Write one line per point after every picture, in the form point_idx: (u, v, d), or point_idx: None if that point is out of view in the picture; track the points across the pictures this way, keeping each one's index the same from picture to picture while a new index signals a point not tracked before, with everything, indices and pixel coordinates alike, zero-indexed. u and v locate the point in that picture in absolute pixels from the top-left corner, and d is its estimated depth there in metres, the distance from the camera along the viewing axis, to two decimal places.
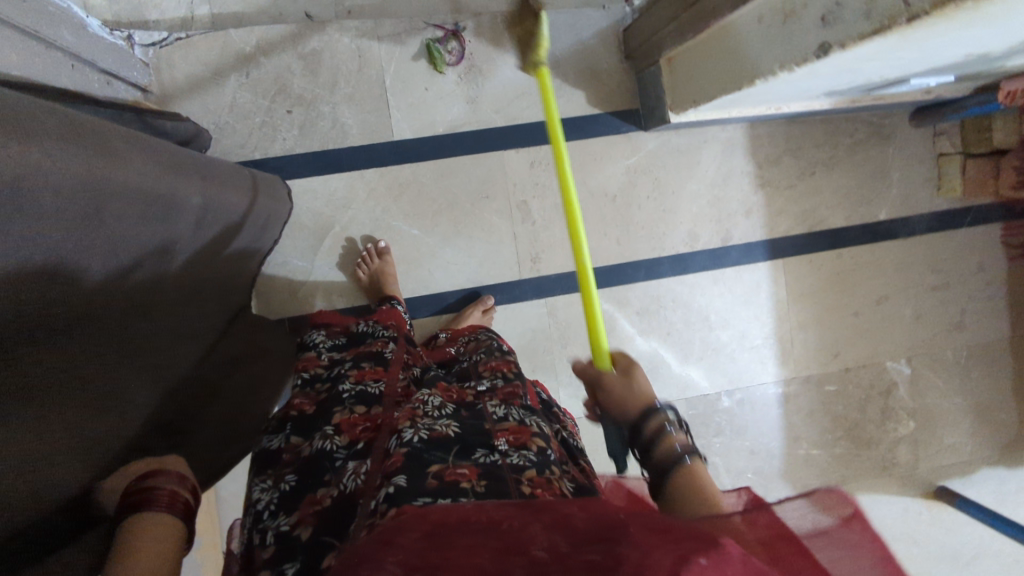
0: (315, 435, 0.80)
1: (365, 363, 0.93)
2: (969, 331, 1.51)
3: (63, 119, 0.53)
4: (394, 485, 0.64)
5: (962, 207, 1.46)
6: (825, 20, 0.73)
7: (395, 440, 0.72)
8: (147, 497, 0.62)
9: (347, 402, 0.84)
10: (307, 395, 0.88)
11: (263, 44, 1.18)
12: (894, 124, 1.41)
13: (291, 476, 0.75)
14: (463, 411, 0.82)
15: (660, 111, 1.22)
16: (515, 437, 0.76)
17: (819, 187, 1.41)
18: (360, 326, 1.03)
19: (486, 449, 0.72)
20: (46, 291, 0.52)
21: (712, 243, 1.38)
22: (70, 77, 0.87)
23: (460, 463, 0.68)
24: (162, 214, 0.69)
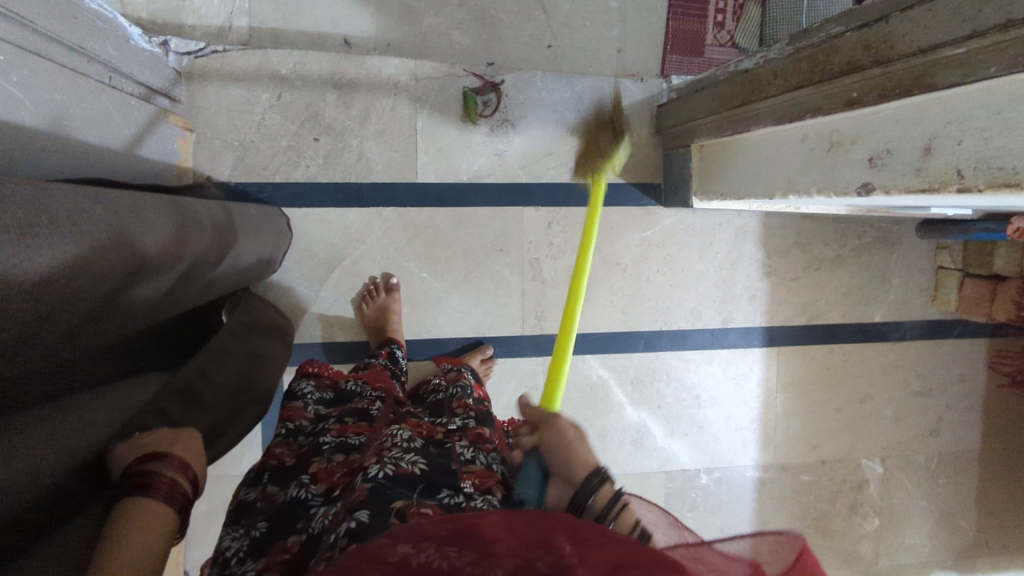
0: (292, 483, 0.74)
1: (350, 418, 0.87)
2: (943, 439, 1.52)
3: (103, 204, 0.59)
4: (356, 520, 0.60)
5: (954, 318, 1.50)
6: (871, 162, 0.75)
7: (360, 476, 0.68)
8: (143, 482, 0.61)
9: (329, 452, 0.78)
10: (290, 446, 0.82)
11: (300, 69, 1.17)
12: (901, 232, 1.45)
13: (263, 522, 0.70)
14: (432, 448, 0.76)
15: (683, 193, 1.23)
16: (481, 480, 0.71)
17: (822, 282, 1.44)
18: (348, 384, 0.98)
19: (451, 489, 0.68)
20: (59, 350, 0.58)
21: (711, 323, 1.40)
22: (106, 96, 0.87)
23: (423, 501, 0.64)
24: (187, 274, 0.74)
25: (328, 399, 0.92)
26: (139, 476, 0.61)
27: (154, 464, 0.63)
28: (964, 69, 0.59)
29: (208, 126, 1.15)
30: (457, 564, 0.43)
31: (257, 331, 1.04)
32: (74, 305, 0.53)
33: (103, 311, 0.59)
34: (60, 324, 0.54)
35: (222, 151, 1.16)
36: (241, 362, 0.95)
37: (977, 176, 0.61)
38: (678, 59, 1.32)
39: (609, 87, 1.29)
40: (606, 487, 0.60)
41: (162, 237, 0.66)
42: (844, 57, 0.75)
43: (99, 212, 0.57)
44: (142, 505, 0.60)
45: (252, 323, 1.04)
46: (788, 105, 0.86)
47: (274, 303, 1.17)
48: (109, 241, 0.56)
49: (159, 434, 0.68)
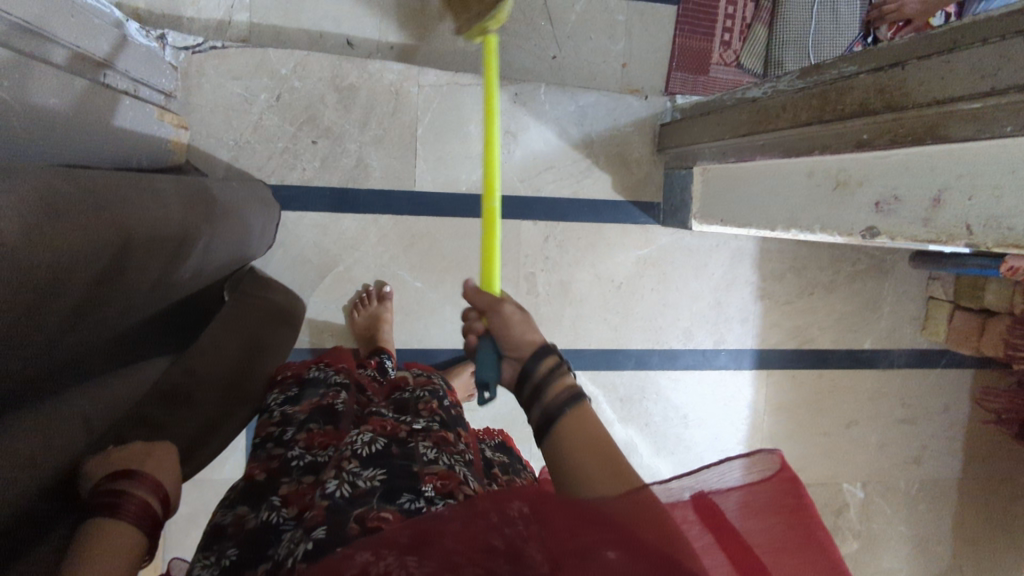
0: (261, 507, 0.66)
1: (315, 421, 0.79)
2: (925, 466, 1.53)
3: (83, 183, 0.56)
4: (312, 543, 0.53)
5: (942, 348, 1.51)
6: (878, 206, 0.74)
7: (318, 494, 0.61)
8: (112, 503, 0.58)
9: (297, 470, 0.70)
10: (259, 459, 0.75)
11: (300, 70, 1.14)
12: (895, 261, 1.45)
13: (233, 549, 0.61)
14: (394, 448, 0.68)
15: (682, 214, 1.23)
16: (444, 482, 0.62)
17: (815, 307, 1.44)
18: (313, 372, 0.93)
19: (412, 494, 0.59)
20: (62, 345, 0.55)
21: (703, 344, 1.40)
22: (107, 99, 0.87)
23: (383, 509, 0.57)
24: (180, 254, 0.70)
25: (292, 396, 0.86)
26: (108, 496, 0.58)
27: (125, 482, 0.60)
28: (979, 124, 0.59)
29: (203, 124, 1.13)
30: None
31: (255, 324, 1.00)
32: (53, 300, 0.50)
33: (93, 302, 0.56)
34: (44, 320, 0.50)
35: (217, 149, 1.14)
36: (237, 352, 0.92)
37: (985, 233, 0.61)
38: (683, 76, 1.31)
39: (614, 102, 1.28)
40: (551, 355, 0.59)
41: (144, 215, 0.62)
42: (856, 99, 0.75)
43: (74, 195, 0.52)
44: (109, 529, 0.57)
45: (252, 315, 1.00)
46: (796, 139, 0.86)
47: (284, 288, 1.15)
48: (80, 223, 0.51)
49: (133, 448, 0.65)
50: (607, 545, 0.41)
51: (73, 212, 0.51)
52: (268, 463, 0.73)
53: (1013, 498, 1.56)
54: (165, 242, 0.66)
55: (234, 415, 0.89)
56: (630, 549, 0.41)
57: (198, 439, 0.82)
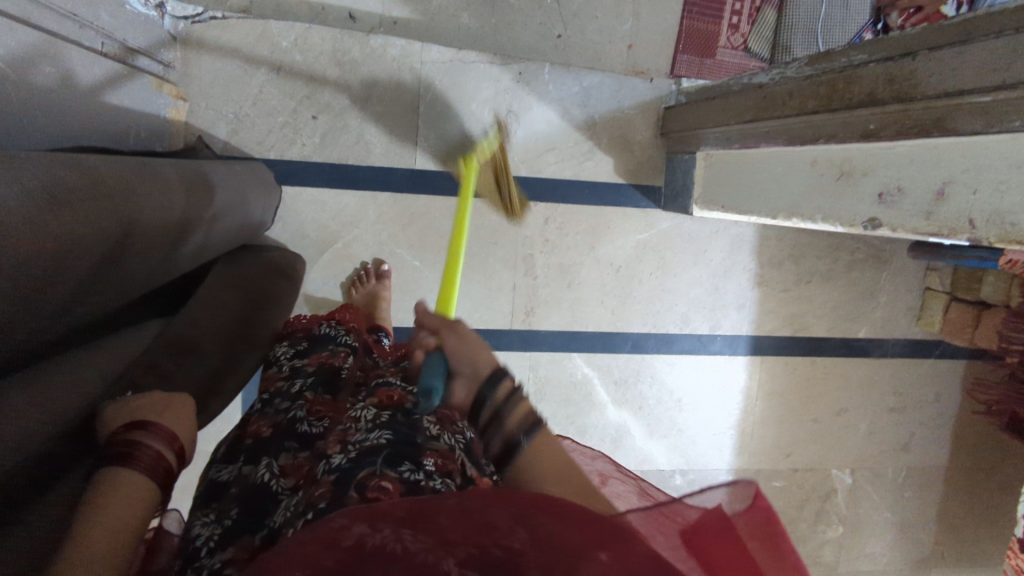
0: (263, 464, 0.66)
1: (320, 387, 0.79)
2: (913, 454, 1.55)
3: (79, 169, 0.54)
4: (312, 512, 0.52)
5: (936, 339, 1.52)
6: (881, 197, 0.74)
7: (321, 465, 0.60)
8: (128, 454, 0.57)
9: (300, 434, 0.70)
10: (265, 417, 0.76)
11: (302, 43, 1.13)
12: (893, 251, 1.46)
13: (234, 507, 0.62)
14: (399, 418, 0.68)
15: (684, 198, 1.22)
16: (445, 459, 0.62)
17: (811, 296, 1.44)
18: (323, 329, 0.94)
19: (414, 463, 0.59)
20: (57, 330, 0.54)
21: (699, 329, 1.40)
22: (104, 69, 0.87)
23: (383, 474, 0.56)
24: (177, 243, 0.69)
25: (302, 350, 0.88)
26: (123, 447, 0.57)
27: (140, 433, 0.59)
28: (987, 118, 0.58)
29: (202, 96, 1.11)
30: (412, 548, 0.40)
31: (258, 278, 1.00)
32: (56, 287, 0.49)
33: (94, 288, 0.55)
34: (45, 309, 0.49)
35: (215, 122, 1.12)
36: (240, 311, 0.91)
37: (987, 229, 0.61)
38: (689, 58, 1.29)
39: (619, 84, 1.27)
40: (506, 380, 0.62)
41: (142, 199, 0.61)
42: (863, 88, 0.74)
43: (74, 184, 0.51)
44: (124, 477, 0.56)
45: (255, 272, 1.01)
46: (802, 127, 0.86)
47: (283, 248, 1.15)
48: (83, 210, 0.51)
49: (152, 398, 0.64)
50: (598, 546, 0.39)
51: (74, 199, 0.50)
52: (273, 421, 0.74)
53: (997, 488, 1.59)
54: (165, 230, 0.65)
55: (239, 364, 0.88)
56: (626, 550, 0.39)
57: (211, 387, 0.80)
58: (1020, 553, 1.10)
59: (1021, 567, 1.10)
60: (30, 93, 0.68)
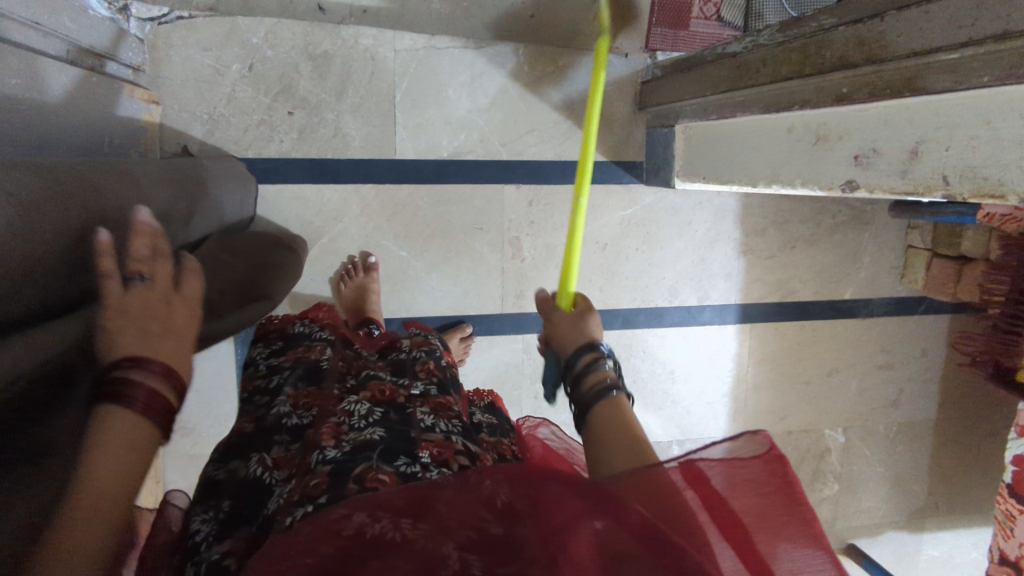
0: (253, 460, 0.68)
1: (302, 381, 0.80)
2: (902, 410, 1.58)
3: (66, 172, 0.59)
4: (313, 505, 0.54)
5: (920, 296, 1.54)
6: (857, 159, 0.75)
7: (316, 456, 0.62)
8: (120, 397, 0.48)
9: (289, 432, 0.70)
10: (249, 414, 0.77)
11: (271, 38, 1.12)
12: (874, 212, 1.48)
13: (227, 502, 0.63)
14: (394, 415, 0.70)
15: (665, 173, 1.23)
16: (440, 449, 0.63)
17: (796, 261, 1.46)
18: (297, 327, 0.94)
19: (410, 457, 0.61)
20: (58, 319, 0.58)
21: (688, 301, 1.41)
22: (73, 79, 0.87)
23: (382, 467, 0.58)
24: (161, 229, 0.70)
25: (278, 349, 0.88)
26: (116, 384, 0.48)
27: (130, 369, 0.49)
28: (957, 75, 0.59)
29: (174, 98, 1.10)
30: (410, 536, 0.42)
31: (258, 251, 0.99)
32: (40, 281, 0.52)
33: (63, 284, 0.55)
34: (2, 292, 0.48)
35: (190, 124, 1.11)
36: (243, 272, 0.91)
37: (962, 184, 0.62)
38: (662, 32, 1.27)
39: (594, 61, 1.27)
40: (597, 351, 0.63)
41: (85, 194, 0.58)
42: (835, 53, 0.74)
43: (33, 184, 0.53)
44: (114, 419, 0.47)
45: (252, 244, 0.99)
46: (777, 94, 0.86)
47: (279, 231, 1.15)
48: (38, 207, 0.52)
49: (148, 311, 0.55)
50: (592, 515, 0.41)
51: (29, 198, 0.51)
52: (255, 417, 0.75)
53: (985, 436, 1.63)
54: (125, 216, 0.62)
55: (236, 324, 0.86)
56: (617, 516, 0.41)
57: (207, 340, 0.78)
58: (1010, 498, 1.13)
59: (1010, 512, 1.13)
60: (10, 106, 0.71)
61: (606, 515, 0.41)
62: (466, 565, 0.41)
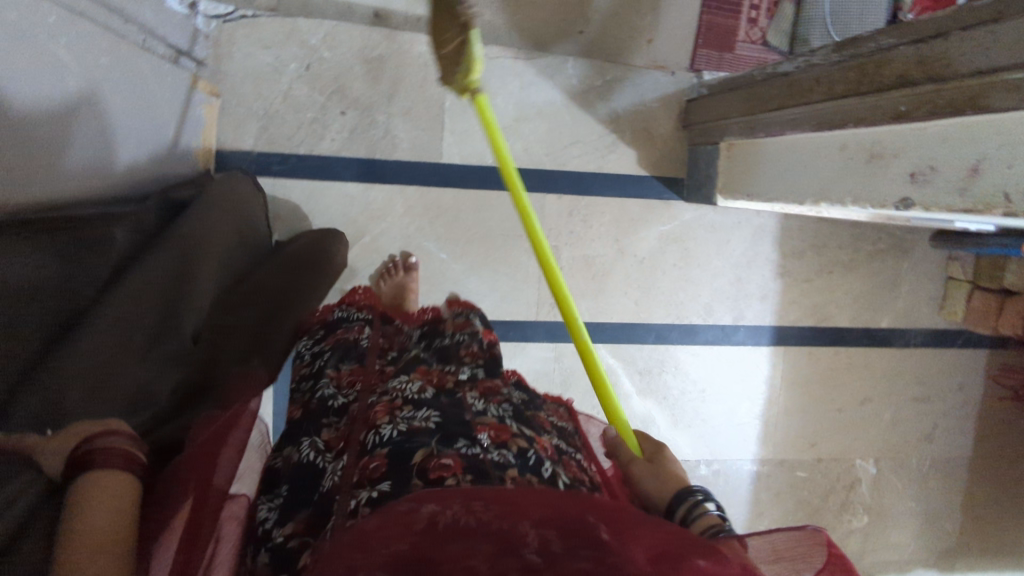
0: (303, 442, 0.71)
1: (345, 361, 0.84)
2: (936, 444, 1.54)
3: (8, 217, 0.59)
4: (377, 491, 0.56)
5: (958, 329, 1.52)
6: (913, 176, 0.75)
7: (374, 437, 0.64)
8: (93, 460, 0.50)
9: (334, 411, 0.75)
10: (295, 400, 0.82)
11: (329, 40, 1.15)
12: (915, 241, 1.47)
13: (282, 486, 0.66)
14: (444, 398, 0.73)
15: (707, 189, 1.24)
16: (497, 432, 0.67)
17: (833, 285, 1.45)
18: (336, 314, 0.96)
19: (469, 439, 0.64)
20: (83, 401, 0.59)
21: (722, 319, 1.41)
22: (147, 65, 0.89)
23: (444, 451, 0.60)
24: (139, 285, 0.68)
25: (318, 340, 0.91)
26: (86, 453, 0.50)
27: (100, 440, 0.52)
28: (1020, 94, 0.59)
29: (233, 92, 1.14)
30: (484, 519, 0.46)
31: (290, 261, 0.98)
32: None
33: (37, 419, 0.54)
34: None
35: (246, 119, 1.15)
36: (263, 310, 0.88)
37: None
38: (708, 53, 1.31)
39: (640, 78, 1.30)
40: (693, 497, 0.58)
41: (44, 298, 0.59)
42: (895, 70, 0.75)
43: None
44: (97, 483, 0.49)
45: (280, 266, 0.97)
46: (829, 112, 0.86)
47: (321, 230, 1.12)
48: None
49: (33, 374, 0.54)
50: (697, 555, 0.46)
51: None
52: (303, 404, 0.79)
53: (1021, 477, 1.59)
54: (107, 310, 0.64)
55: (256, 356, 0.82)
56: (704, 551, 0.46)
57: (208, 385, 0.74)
58: None
59: None
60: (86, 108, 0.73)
61: (708, 556, 0.46)
62: (542, 543, 0.46)
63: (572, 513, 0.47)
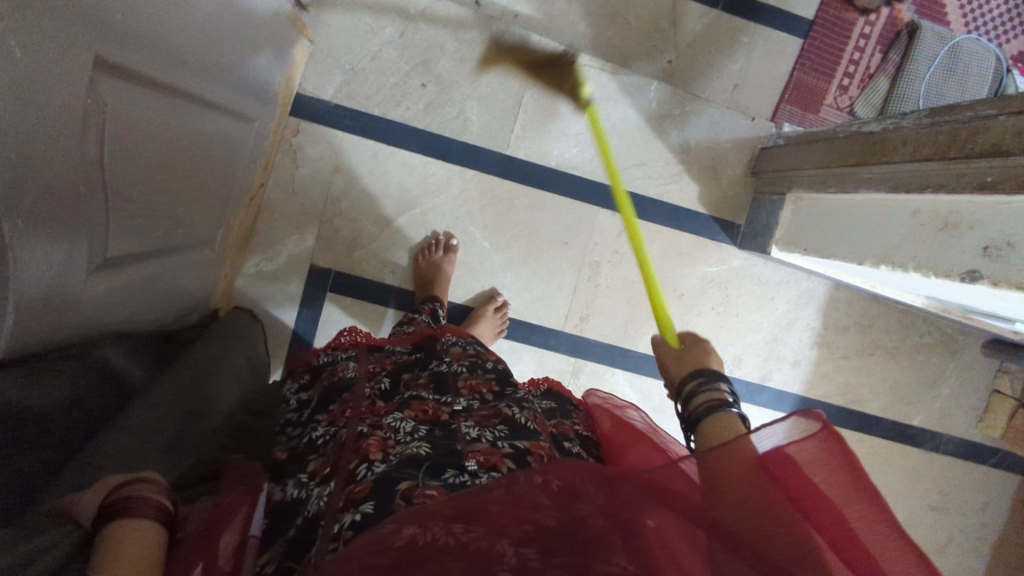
0: (288, 481, 0.71)
1: (331, 399, 0.81)
2: (948, 563, 1.44)
3: (90, 174, 0.60)
4: (360, 512, 0.57)
5: (993, 447, 1.45)
6: (987, 251, 0.72)
7: (363, 470, 0.63)
8: (126, 505, 0.55)
9: (318, 446, 0.74)
10: (286, 442, 0.80)
11: (428, 13, 1.18)
12: (966, 343, 1.40)
13: (268, 519, 0.68)
14: (437, 431, 0.70)
15: (763, 239, 1.22)
16: (487, 457, 0.64)
17: (871, 369, 1.39)
18: (323, 358, 0.93)
19: (456, 467, 0.62)
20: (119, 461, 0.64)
21: (749, 376, 1.36)
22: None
23: (428, 481, 0.59)
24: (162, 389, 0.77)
25: (306, 384, 0.90)
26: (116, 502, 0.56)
27: (131, 488, 0.58)
28: None
29: (326, 43, 1.17)
30: (463, 540, 0.47)
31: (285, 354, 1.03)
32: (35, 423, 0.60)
33: (65, 484, 0.59)
34: (12, 100, 0.46)
35: (331, 70, 1.18)
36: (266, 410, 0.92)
37: None
38: (791, 109, 1.30)
39: (720, 115, 1.29)
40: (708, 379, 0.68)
41: (86, 405, 0.68)
42: (990, 140, 0.72)
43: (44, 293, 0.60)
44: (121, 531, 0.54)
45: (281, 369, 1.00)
46: (908, 175, 0.84)
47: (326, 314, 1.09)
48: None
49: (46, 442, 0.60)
50: (649, 515, 0.49)
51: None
52: (291, 446, 0.79)
53: None
54: (127, 423, 0.69)
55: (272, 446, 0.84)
56: (671, 509, 0.49)
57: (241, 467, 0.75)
58: None
59: None
60: (200, 19, 0.73)
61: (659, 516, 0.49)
62: (521, 561, 0.46)
63: (553, 521, 0.48)
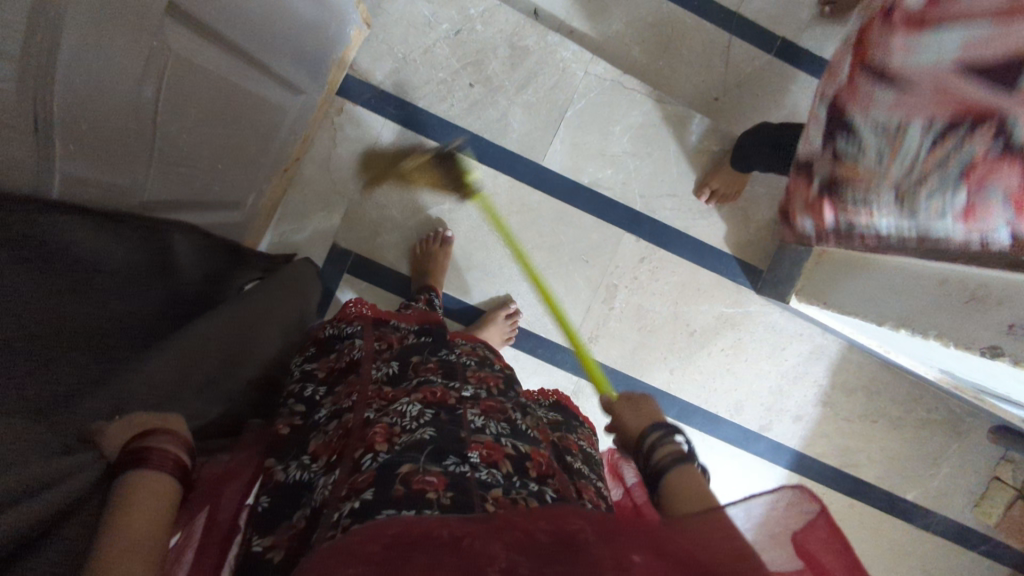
0: (290, 462, 0.69)
1: (336, 379, 0.79)
2: None
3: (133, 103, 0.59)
4: (360, 500, 0.54)
5: (985, 534, 1.41)
6: (1011, 327, 0.72)
7: (366, 458, 0.60)
8: (145, 457, 0.52)
9: (321, 424, 0.72)
10: (286, 416, 0.78)
11: (486, 16, 1.20)
12: (972, 426, 1.38)
13: (265, 497, 0.65)
14: (443, 415, 0.68)
15: (783, 287, 1.22)
16: (490, 451, 0.63)
17: (872, 436, 1.37)
18: (328, 330, 0.90)
19: (459, 456, 0.60)
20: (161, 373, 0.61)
21: (749, 423, 1.35)
22: None
23: (428, 470, 0.57)
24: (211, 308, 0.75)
25: (311, 355, 0.87)
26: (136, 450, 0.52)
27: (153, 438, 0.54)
28: None
29: (383, 30, 1.19)
30: (456, 535, 0.43)
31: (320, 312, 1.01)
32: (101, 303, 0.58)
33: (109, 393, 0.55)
34: (76, 16, 0.46)
35: (384, 56, 1.20)
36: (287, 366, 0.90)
37: None
38: None
39: None
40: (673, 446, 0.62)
41: (148, 297, 0.66)
42: None
43: (104, 168, 0.60)
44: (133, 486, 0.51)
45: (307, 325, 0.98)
46: None
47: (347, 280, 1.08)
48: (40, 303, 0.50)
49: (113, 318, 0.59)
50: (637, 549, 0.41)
51: (44, 254, 0.51)
52: (294, 422, 0.76)
53: None
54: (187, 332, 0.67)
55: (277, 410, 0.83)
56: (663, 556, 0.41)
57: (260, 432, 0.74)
58: None
59: None
60: None
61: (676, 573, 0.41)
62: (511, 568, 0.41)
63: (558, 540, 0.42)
